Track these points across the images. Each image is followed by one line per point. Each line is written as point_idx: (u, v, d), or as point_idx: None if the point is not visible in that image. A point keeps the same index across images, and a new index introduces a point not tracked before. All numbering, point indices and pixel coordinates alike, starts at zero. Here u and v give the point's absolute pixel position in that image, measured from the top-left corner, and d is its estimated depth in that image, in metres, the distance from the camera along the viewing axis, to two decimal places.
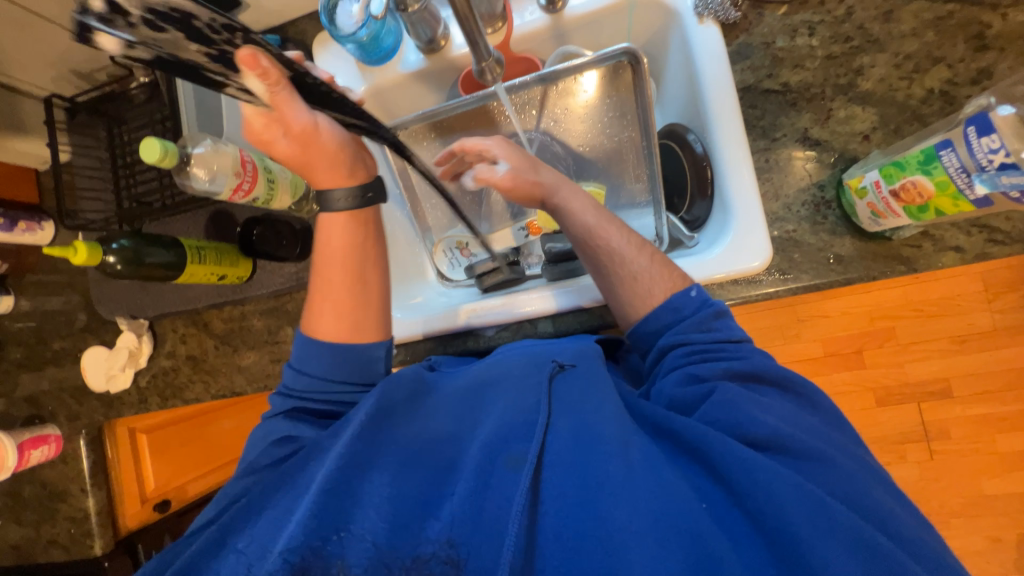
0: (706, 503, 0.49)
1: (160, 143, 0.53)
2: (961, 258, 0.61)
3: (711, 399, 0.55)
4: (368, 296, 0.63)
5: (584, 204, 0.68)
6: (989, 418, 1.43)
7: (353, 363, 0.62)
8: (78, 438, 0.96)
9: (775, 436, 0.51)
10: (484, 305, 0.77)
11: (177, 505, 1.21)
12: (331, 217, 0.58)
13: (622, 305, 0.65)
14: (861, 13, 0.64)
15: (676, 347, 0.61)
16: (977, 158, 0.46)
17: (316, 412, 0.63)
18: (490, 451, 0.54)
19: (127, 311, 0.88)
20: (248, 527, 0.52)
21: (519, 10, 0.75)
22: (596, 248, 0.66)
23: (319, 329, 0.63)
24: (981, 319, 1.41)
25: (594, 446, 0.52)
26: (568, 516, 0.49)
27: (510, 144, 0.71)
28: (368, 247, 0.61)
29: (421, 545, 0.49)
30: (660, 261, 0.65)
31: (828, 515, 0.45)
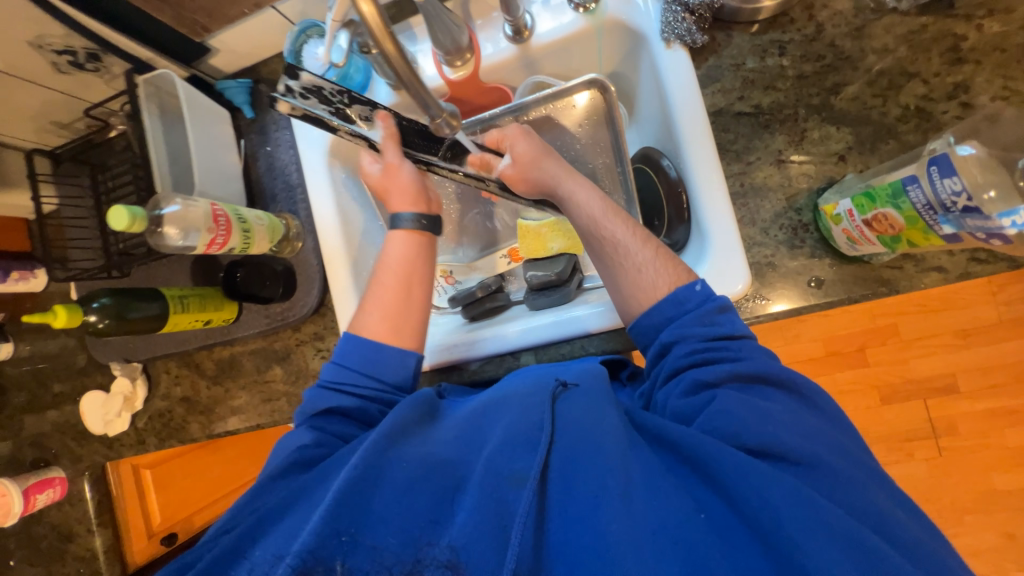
0: (705, 513, 0.47)
1: (128, 210, 0.58)
2: (943, 278, 0.60)
3: (713, 407, 0.52)
4: (409, 309, 0.68)
5: (588, 192, 0.67)
6: (995, 411, 1.38)
7: (396, 362, 0.65)
8: (82, 480, 0.97)
9: (774, 444, 0.49)
10: (491, 334, 0.75)
11: (183, 538, 1.26)
12: (398, 233, 0.71)
13: (621, 299, 0.63)
14: (831, 30, 0.63)
15: (679, 343, 0.57)
16: (942, 198, 0.44)
17: (343, 413, 0.63)
18: (493, 466, 0.51)
19: (121, 355, 0.89)
20: (258, 543, 0.51)
21: (485, 39, 0.73)
22: (599, 238, 0.64)
23: (363, 323, 0.67)
24: (985, 311, 1.35)
25: (596, 462, 0.50)
26: (572, 528, 0.48)
27: (529, 135, 0.73)
28: (418, 266, 0.69)
29: (424, 550, 0.48)
30: (663, 254, 0.61)
31: (824, 523, 0.44)
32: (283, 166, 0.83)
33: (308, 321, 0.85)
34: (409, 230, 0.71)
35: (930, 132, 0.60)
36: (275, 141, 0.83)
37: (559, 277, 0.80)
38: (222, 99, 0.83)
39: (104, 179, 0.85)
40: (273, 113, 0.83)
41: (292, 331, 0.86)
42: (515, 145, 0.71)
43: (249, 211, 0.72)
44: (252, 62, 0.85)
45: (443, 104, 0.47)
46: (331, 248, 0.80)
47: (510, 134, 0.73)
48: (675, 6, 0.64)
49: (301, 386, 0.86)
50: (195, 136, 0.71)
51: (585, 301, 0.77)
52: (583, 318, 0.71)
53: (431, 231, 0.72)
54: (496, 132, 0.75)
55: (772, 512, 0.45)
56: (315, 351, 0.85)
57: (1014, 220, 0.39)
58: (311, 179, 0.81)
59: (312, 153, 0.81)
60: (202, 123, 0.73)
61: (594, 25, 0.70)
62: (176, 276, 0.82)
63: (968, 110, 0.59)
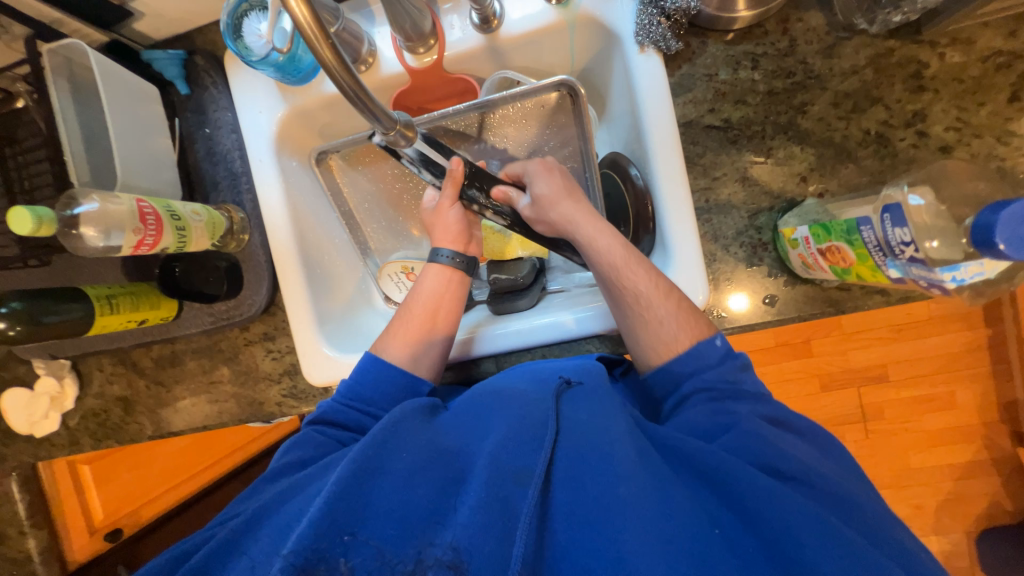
0: (719, 529, 0.45)
1: (30, 213, 0.52)
2: (886, 300, 0.62)
3: (735, 430, 0.52)
4: (432, 341, 0.68)
5: (610, 238, 0.63)
6: (919, 399, 1.48)
7: (406, 386, 0.63)
8: (8, 481, 0.88)
9: (795, 465, 0.50)
10: (489, 333, 0.72)
11: (128, 531, 1.21)
12: (433, 268, 0.71)
13: (639, 348, 0.61)
14: (804, 46, 0.62)
15: (699, 393, 0.57)
16: (891, 242, 0.45)
17: (349, 425, 0.62)
18: (497, 462, 0.49)
19: (45, 352, 0.81)
20: (249, 545, 0.47)
21: (452, 24, 0.68)
22: (621, 290, 0.61)
23: (386, 348, 0.67)
24: (918, 308, 1.43)
25: (605, 464, 0.48)
26: (581, 529, 0.45)
27: (551, 171, 0.70)
28: (450, 300, 0.70)
29: (425, 550, 0.44)
30: (684, 307, 0.60)
31: (838, 540, 0.43)
32: (225, 152, 0.75)
33: (257, 321, 0.80)
34: (446, 267, 0.71)
35: (887, 159, 0.62)
36: (214, 122, 0.75)
37: (523, 282, 0.78)
38: (151, 71, 0.74)
39: (13, 152, 0.72)
40: (212, 91, 0.75)
41: (240, 330, 0.81)
42: (537, 183, 0.68)
43: (184, 205, 0.66)
44: (187, 29, 0.75)
45: (395, 117, 0.48)
46: (280, 244, 0.74)
47: (533, 171, 0.70)
48: (651, 9, 0.61)
49: (250, 387, 0.82)
50: (116, 117, 0.63)
51: (550, 307, 0.75)
52: (576, 321, 0.69)
53: (466, 271, 0.72)
54: (516, 166, 0.73)
55: (792, 533, 0.44)
56: (266, 352, 0.81)
57: (955, 275, 0.42)
58: (257, 169, 0.74)
59: (258, 139, 0.74)
60: (123, 102, 0.65)
61: (567, 19, 0.65)
62: (103, 269, 0.75)
63: (923, 139, 0.61)
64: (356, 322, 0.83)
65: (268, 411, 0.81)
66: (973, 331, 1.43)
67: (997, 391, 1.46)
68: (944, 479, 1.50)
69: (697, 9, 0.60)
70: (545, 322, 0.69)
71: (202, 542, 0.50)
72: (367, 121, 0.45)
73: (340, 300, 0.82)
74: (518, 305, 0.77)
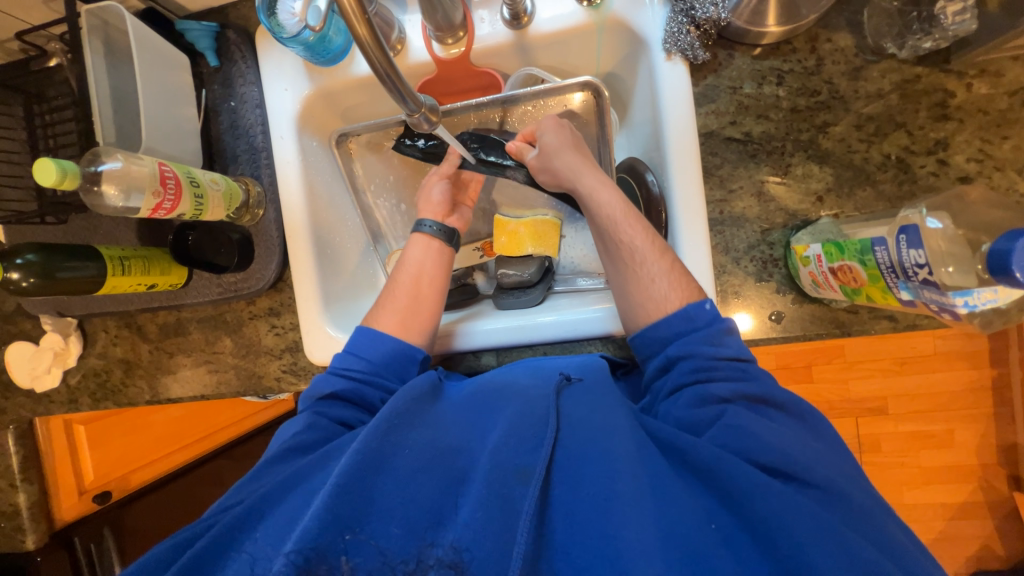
0: (716, 524, 0.46)
1: (56, 165, 0.53)
2: (893, 326, 0.62)
3: (724, 422, 0.51)
4: (419, 309, 0.68)
5: (609, 191, 0.64)
6: (919, 435, 1.46)
7: (401, 354, 0.65)
8: (5, 434, 0.89)
9: (792, 463, 0.48)
10: (485, 327, 0.72)
11: (119, 496, 1.20)
12: (418, 237, 0.73)
13: (629, 307, 0.61)
14: (830, 66, 0.62)
15: (685, 361, 0.56)
16: (905, 264, 0.45)
17: (343, 398, 0.62)
18: (497, 462, 0.49)
19: (53, 308, 0.82)
20: (254, 532, 0.49)
21: (483, 18, 0.68)
22: (617, 242, 0.62)
23: (377, 319, 0.68)
24: (924, 343, 1.41)
25: (600, 462, 0.49)
26: (577, 526, 0.46)
27: (562, 125, 0.70)
28: (432, 267, 0.72)
29: (425, 550, 0.45)
30: (677, 269, 0.60)
31: (840, 542, 0.43)
32: (248, 126, 0.76)
33: (264, 295, 0.81)
34: (427, 236, 0.73)
35: (906, 184, 0.61)
36: (240, 96, 0.76)
37: (530, 280, 0.78)
38: (182, 41, 0.75)
39: (41, 111, 0.74)
40: (241, 65, 0.75)
41: (246, 303, 0.81)
42: (545, 133, 0.69)
43: (204, 173, 0.67)
44: (221, 3, 0.76)
45: (422, 99, 0.49)
46: (294, 221, 0.75)
47: (544, 125, 0.70)
48: (682, 16, 0.62)
49: (251, 360, 0.82)
50: (146, 82, 0.64)
51: (557, 307, 0.75)
52: (580, 321, 0.69)
53: (450, 240, 0.74)
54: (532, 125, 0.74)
55: (794, 538, 0.43)
56: (269, 326, 0.81)
57: (967, 300, 0.41)
58: (277, 145, 0.75)
59: (282, 117, 0.75)
60: (155, 68, 0.66)
61: (597, 21, 0.66)
62: (119, 231, 0.76)
63: (943, 168, 0.61)
64: (360, 306, 0.84)
65: (266, 385, 0.81)
66: (978, 371, 1.41)
67: (996, 433, 1.44)
68: (936, 517, 1.48)
69: (727, 20, 0.61)
70: (548, 321, 0.69)
71: (204, 529, 0.50)
72: (395, 101, 0.46)
73: (347, 282, 0.83)
74: (522, 301, 0.77)
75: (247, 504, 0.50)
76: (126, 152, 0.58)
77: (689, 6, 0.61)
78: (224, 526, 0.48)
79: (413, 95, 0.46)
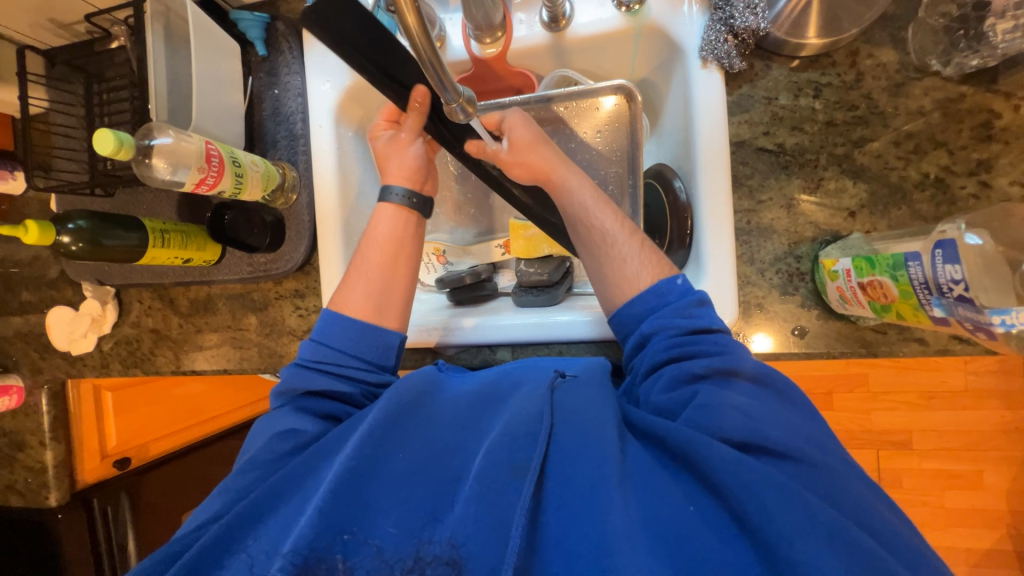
0: (695, 507, 0.47)
1: (115, 135, 0.57)
2: (923, 350, 0.60)
3: (696, 402, 0.51)
4: (392, 285, 0.66)
5: (581, 181, 0.64)
6: (943, 473, 1.39)
7: (375, 340, 0.64)
8: (40, 392, 0.94)
9: (763, 438, 0.48)
10: (499, 322, 0.73)
11: (137, 463, 1.21)
12: (387, 208, 0.68)
13: (604, 290, 0.62)
14: (870, 82, 0.62)
15: (660, 333, 0.55)
16: (940, 281, 0.43)
17: (325, 394, 0.61)
18: (491, 459, 0.50)
19: (94, 276, 0.86)
20: (254, 532, 0.51)
21: (521, 20, 0.70)
22: (589, 228, 0.62)
23: (346, 302, 0.65)
24: (954, 378, 1.36)
25: (591, 455, 0.50)
26: (568, 517, 0.47)
27: (527, 120, 0.68)
28: (406, 240, 0.67)
29: (423, 547, 0.47)
30: (647, 248, 0.60)
31: (813, 517, 0.43)
32: (289, 113, 0.79)
33: (291, 277, 0.83)
34: (397, 204, 0.67)
35: (943, 205, 0.60)
36: (284, 85, 0.79)
37: (550, 279, 0.79)
38: (235, 31, 0.78)
39: (100, 89, 0.79)
40: (287, 54, 0.79)
41: (273, 283, 0.84)
42: (513, 128, 0.65)
43: (245, 154, 0.70)
44: None
45: (460, 90, 0.50)
46: (325, 205, 0.78)
47: (510, 118, 0.67)
48: (720, 25, 0.62)
49: (274, 339, 0.85)
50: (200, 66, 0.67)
51: (574, 308, 0.74)
52: (597, 322, 0.69)
53: (422, 211, 0.69)
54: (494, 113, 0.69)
55: (784, 533, 0.42)
56: (293, 308, 0.84)
57: (1004, 319, 0.39)
58: (315, 133, 0.78)
59: (322, 106, 0.77)
60: (209, 54, 0.69)
61: (635, 27, 0.66)
62: (162, 206, 0.80)
63: (984, 190, 0.59)
64: None
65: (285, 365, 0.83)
66: (1012, 412, 1.35)
67: None
68: (959, 562, 1.41)
69: (766, 31, 0.61)
70: (567, 321, 0.70)
71: (191, 542, 0.52)
72: (435, 88, 0.47)
73: None
74: (540, 299, 0.77)
75: (250, 503, 0.52)
76: (177, 129, 0.61)
77: (729, 15, 0.61)
78: (214, 535, 0.50)
79: (454, 85, 0.47)
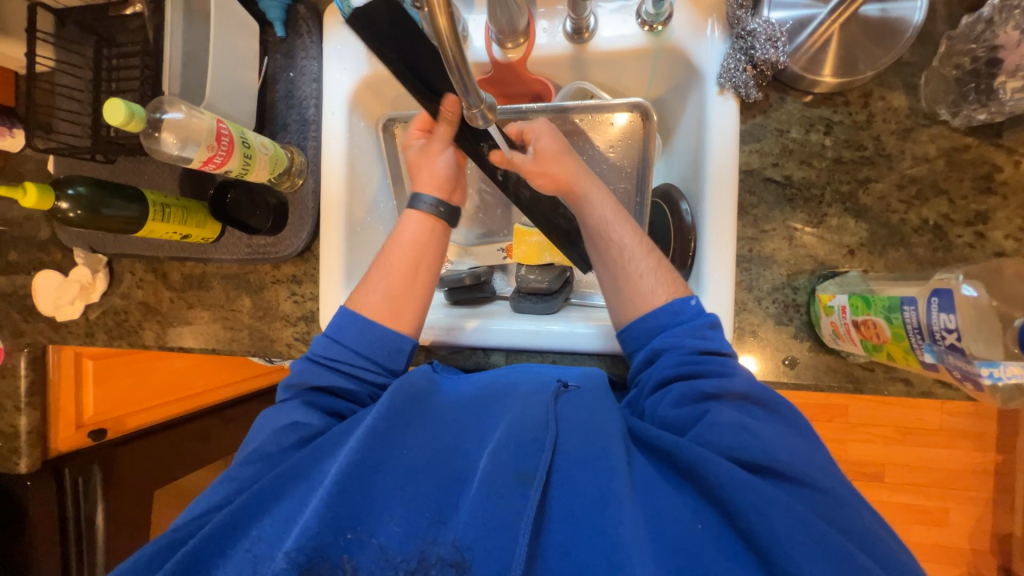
0: (702, 524, 0.47)
1: (126, 106, 0.56)
2: (907, 390, 0.61)
3: (706, 420, 0.52)
4: (411, 291, 0.65)
5: (601, 196, 0.64)
6: (911, 508, 1.43)
7: (389, 343, 0.63)
8: (20, 355, 0.92)
9: (766, 457, 0.49)
10: (495, 326, 0.72)
11: (112, 436, 1.18)
12: (414, 214, 0.67)
13: (617, 303, 0.62)
14: (880, 124, 0.63)
15: (671, 351, 0.57)
16: (933, 327, 0.45)
17: (332, 391, 0.61)
18: (497, 463, 0.50)
19: (86, 243, 0.84)
20: (256, 524, 0.50)
21: (544, 28, 0.70)
22: (607, 241, 0.62)
23: (362, 302, 0.64)
24: (930, 416, 1.39)
25: (600, 467, 0.50)
26: (575, 527, 0.48)
27: (552, 129, 0.68)
28: (430, 249, 0.67)
29: (427, 549, 0.47)
30: (663, 266, 0.61)
31: (818, 539, 0.44)
32: (302, 98, 0.78)
33: (289, 262, 0.83)
34: (426, 212, 0.67)
35: (940, 251, 0.61)
36: (300, 69, 0.78)
37: (549, 288, 0.79)
38: (254, 9, 0.77)
39: (110, 54, 0.77)
40: (305, 38, 0.78)
41: (270, 267, 0.83)
42: (540, 138, 0.65)
43: (256, 136, 0.69)
44: None
45: (483, 96, 0.50)
46: (331, 194, 0.77)
47: (535, 126, 0.67)
48: (740, 54, 0.62)
49: (266, 323, 0.84)
50: (217, 43, 0.67)
51: (570, 319, 0.75)
52: (592, 335, 0.69)
53: (448, 221, 0.69)
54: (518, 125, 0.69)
55: (790, 555, 0.43)
56: (289, 293, 0.83)
57: (992, 372, 0.41)
58: (327, 120, 0.77)
59: (336, 94, 0.77)
60: (227, 31, 0.68)
61: (656, 47, 0.67)
62: (163, 179, 0.78)
63: (980, 240, 0.60)
64: None
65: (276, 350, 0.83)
66: (982, 454, 1.38)
67: (993, 520, 1.40)
68: None
69: (784, 64, 0.62)
70: (563, 331, 0.70)
71: (195, 529, 0.52)
72: (457, 91, 0.47)
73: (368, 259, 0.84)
74: (537, 307, 0.78)
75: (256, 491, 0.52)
76: (189, 104, 0.60)
77: (749, 45, 0.62)
78: (216, 526, 0.49)
79: (478, 91, 0.47)
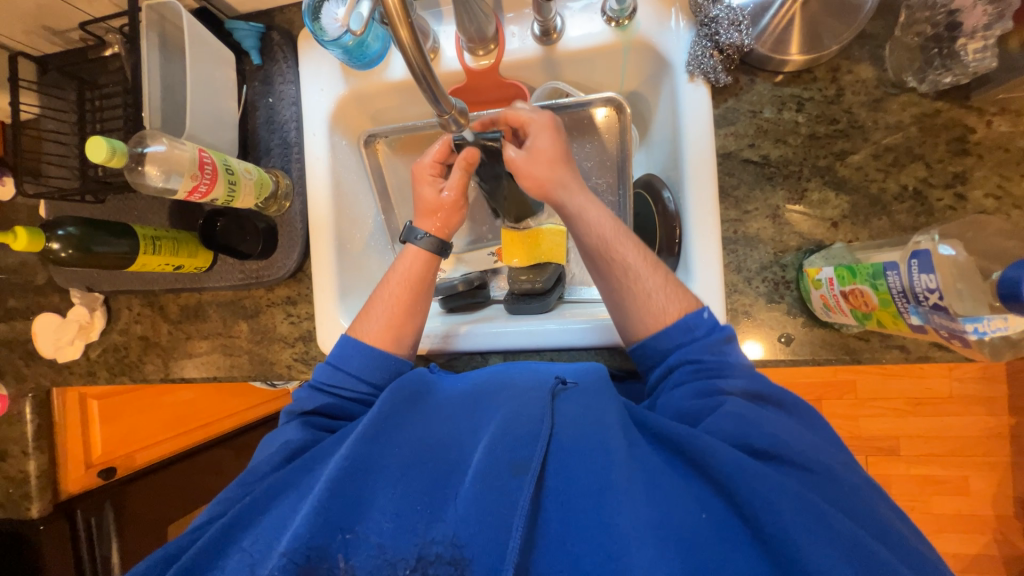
0: (707, 513, 0.47)
1: (107, 143, 0.57)
2: (904, 356, 0.62)
3: (721, 410, 0.53)
4: (409, 314, 0.68)
5: (599, 211, 0.64)
6: (930, 479, 1.41)
7: (391, 369, 0.65)
8: (24, 401, 0.92)
9: (773, 444, 0.50)
10: (487, 330, 0.73)
11: (122, 474, 1.17)
12: (410, 248, 0.70)
13: (626, 321, 0.63)
14: (850, 97, 0.64)
15: (686, 363, 0.58)
16: (916, 289, 0.45)
17: (334, 411, 0.63)
18: (492, 456, 0.50)
19: (82, 283, 0.85)
20: (253, 528, 0.50)
21: (513, 33, 0.71)
22: (610, 261, 0.62)
23: (363, 328, 0.67)
24: (939, 384, 1.38)
25: (596, 454, 0.50)
26: (573, 512, 0.48)
27: (556, 128, 0.67)
28: (424, 286, 0.69)
29: (426, 547, 0.47)
30: (673, 282, 0.61)
31: (827, 524, 0.44)
32: (283, 121, 0.80)
33: (283, 284, 0.83)
34: (418, 246, 0.69)
35: (922, 216, 0.62)
36: (278, 94, 0.79)
37: (542, 287, 0.79)
38: (230, 40, 0.79)
39: (92, 96, 0.79)
40: (282, 64, 0.79)
41: (265, 291, 0.84)
42: (538, 139, 0.66)
43: (239, 163, 0.70)
44: (268, 7, 0.80)
45: (453, 102, 0.52)
46: (319, 212, 0.78)
47: (536, 123, 0.67)
48: (705, 41, 0.63)
49: (264, 346, 0.84)
50: (194, 75, 0.68)
51: (563, 316, 0.75)
52: (585, 329, 0.70)
53: (440, 252, 0.71)
54: (526, 113, 0.68)
55: (794, 539, 0.43)
56: (285, 315, 0.84)
57: (978, 327, 0.41)
58: (309, 142, 0.78)
59: (315, 115, 0.78)
60: (204, 64, 0.70)
61: (623, 42, 0.68)
62: (153, 212, 0.80)
63: (961, 202, 0.61)
64: None
65: (277, 372, 0.83)
66: (995, 418, 1.37)
67: (1014, 485, 1.38)
68: (948, 567, 1.42)
69: (750, 47, 0.63)
70: (557, 328, 0.71)
71: (189, 543, 0.52)
72: (428, 101, 0.49)
73: (360, 275, 0.84)
74: (531, 307, 0.78)
75: (235, 512, 0.51)
76: (171, 137, 0.62)
77: (713, 31, 0.63)
78: (213, 534, 0.50)
79: (448, 99, 0.49)
